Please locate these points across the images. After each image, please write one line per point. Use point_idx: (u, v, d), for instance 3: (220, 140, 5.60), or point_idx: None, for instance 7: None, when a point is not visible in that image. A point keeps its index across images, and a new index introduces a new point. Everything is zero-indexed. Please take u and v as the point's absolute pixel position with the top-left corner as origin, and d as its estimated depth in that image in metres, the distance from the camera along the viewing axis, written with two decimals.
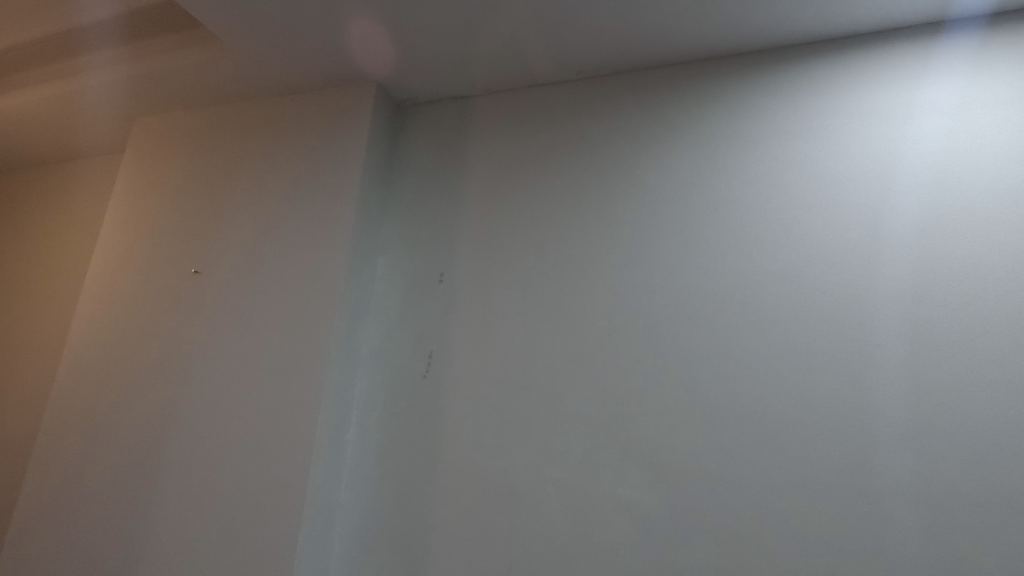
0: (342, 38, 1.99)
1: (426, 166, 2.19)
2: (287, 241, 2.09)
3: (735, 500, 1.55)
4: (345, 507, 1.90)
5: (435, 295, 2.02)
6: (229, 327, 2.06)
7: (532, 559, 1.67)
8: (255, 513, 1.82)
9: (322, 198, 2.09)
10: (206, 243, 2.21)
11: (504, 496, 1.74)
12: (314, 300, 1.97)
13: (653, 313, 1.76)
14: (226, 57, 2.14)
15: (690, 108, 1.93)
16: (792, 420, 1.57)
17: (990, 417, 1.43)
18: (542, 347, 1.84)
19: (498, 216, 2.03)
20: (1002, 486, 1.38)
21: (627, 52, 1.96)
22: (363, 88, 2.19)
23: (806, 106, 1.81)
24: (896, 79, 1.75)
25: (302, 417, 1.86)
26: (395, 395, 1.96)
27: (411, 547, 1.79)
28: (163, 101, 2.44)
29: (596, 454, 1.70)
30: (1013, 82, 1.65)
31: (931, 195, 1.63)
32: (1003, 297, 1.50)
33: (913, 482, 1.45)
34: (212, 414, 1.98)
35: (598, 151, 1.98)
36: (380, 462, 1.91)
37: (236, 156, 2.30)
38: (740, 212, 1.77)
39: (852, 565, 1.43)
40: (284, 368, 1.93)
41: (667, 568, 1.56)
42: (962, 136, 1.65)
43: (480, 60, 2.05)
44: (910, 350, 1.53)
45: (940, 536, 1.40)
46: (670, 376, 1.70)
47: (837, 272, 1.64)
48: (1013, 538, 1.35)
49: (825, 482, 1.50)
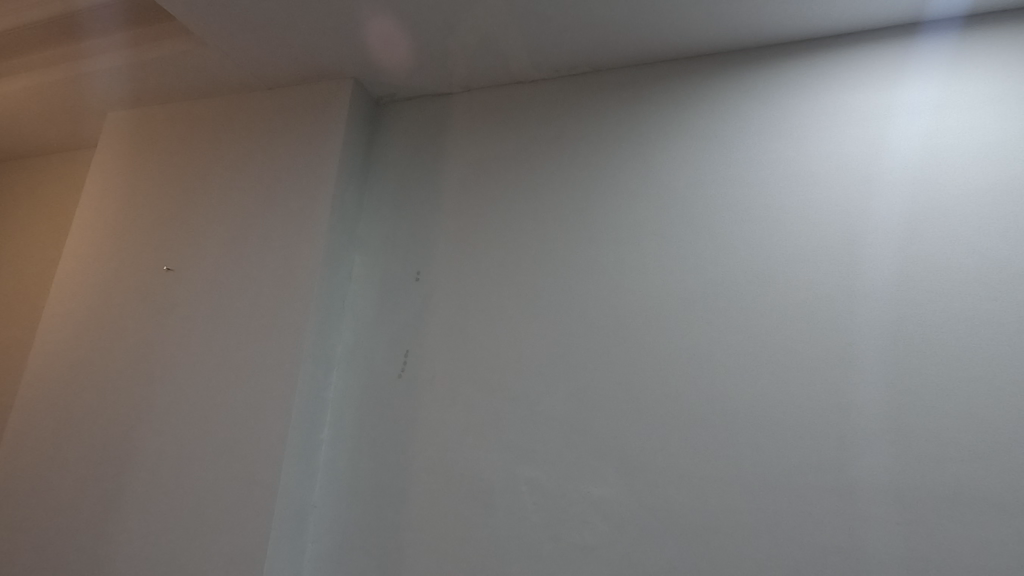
0: (318, 33, 1.96)
1: (404, 165, 2.17)
2: (262, 240, 2.06)
3: (706, 499, 1.56)
4: (319, 509, 1.88)
5: (412, 295, 2.00)
6: (199, 324, 2.04)
7: (506, 558, 1.66)
8: (229, 510, 1.79)
9: (298, 196, 2.06)
10: (178, 240, 2.18)
11: (479, 497, 1.73)
12: (288, 301, 1.94)
13: (629, 315, 1.75)
14: (196, 53, 2.11)
15: (669, 107, 1.92)
16: (771, 421, 1.56)
17: (960, 416, 1.44)
18: (519, 346, 1.83)
19: (478, 218, 2.01)
20: (977, 487, 1.39)
21: (604, 51, 1.94)
22: (340, 84, 2.16)
23: (789, 111, 1.80)
24: (873, 80, 1.75)
25: (275, 418, 1.83)
26: (371, 395, 1.94)
27: (386, 548, 1.77)
28: (132, 95, 2.39)
29: (570, 454, 1.69)
30: (987, 84, 1.66)
31: (908, 197, 1.63)
32: (974, 297, 1.51)
33: (882, 481, 1.46)
34: (183, 417, 1.95)
35: (577, 150, 1.97)
36: (348, 466, 1.89)
37: (211, 151, 2.27)
38: (719, 213, 1.77)
39: (822, 560, 1.44)
40: (259, 369, 1.90)
41: (641, 566, 1.56)
42: (940, 137, 1.65)
43: (459, 57, 2.02)
44: (885, 351, 1.54)
45: (908, 534, 1.41)
46: (645, 376, 1.69)
47: (814, 272, 1.64)
48: (979, 535, 1.37)
49: (803, 483, 1.50)
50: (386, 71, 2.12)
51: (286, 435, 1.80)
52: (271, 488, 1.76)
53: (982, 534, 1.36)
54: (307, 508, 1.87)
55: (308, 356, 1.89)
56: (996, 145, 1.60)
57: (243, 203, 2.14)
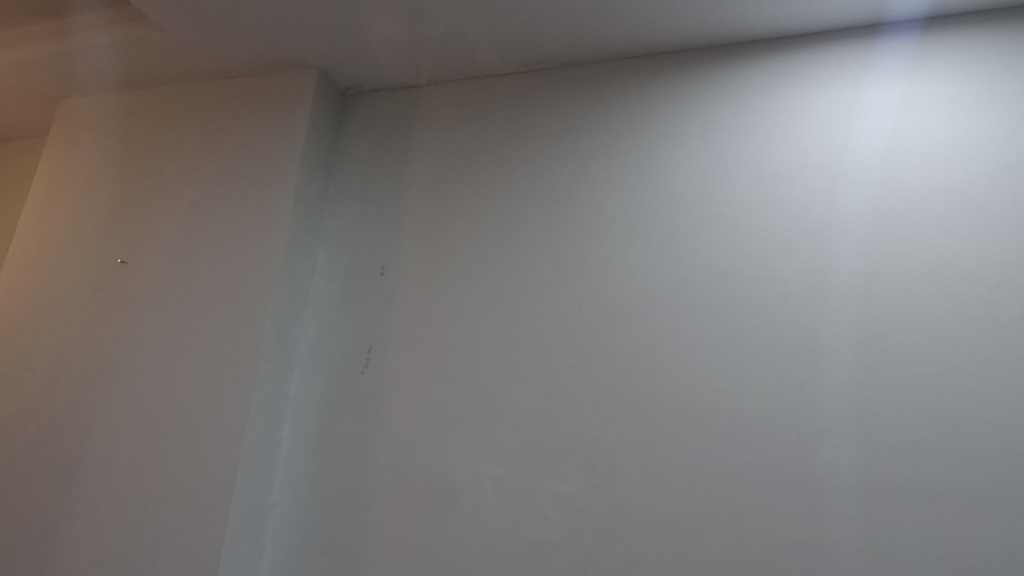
0: (280, 20, 1.91)
1: (372, 158, 2.13)
2: (221, 233, 2.00)
3: (668, 493, 1.56)
4: (278, 508, 1.84)
5: (377, 290, 1.96)
6: (156, 316, 1.97)
7: (468, 556, 1.64)
8: (183, 509, 1.74)
9: (260, 189, 2.00)
10: (135, 229, 2.11)
11: (441, 495, 1.71)
12: (248, 296, 1.89)
13: (594, 310, 1.75)
14: (153, 39, 2.04)
15: (636, 104, 1.92)
16: (732, 416, 1.57)
17: (913, 409, 1.47)
18: (484, 341, 1.81)
19: (446, 211, 1.98)
20: (930, 478, 1.42)
21: (569, 46, 1.94)
22: (304, 75, 2.11)
23: (755, 109, 1.81)
24: (838, 79, 1.77)
25: (233, 414, 1.78)
26: (333, 392, 1.90)
27: (346, 548, 1.73)
28: (87, 80, 2.30)
29: (533, 450, 1.68)
30: (946, 84, 1.69)
31: (872, 195, 1.65)
32: (930, 293, 1.54)
33: (839, 474, 1.48)
34: (137, 412, 1.89)
35: (544, 145, 1.95)
36: (309, 464, 1.85)
37: (170, 140, 2.20)
38: (686, 209, 1.77)
39: (778, 551, 1.46)
40: (216, 365, 1.85)
41: (602, 562, 1.55)
42: (902, 137, 1.68)
43: (425, 47, 1.99)
44: (844, 346, 1.55)
45: (863, 525, 1.43)
46: (609, 372, 1.69)
47: (779, 267, 1.65)
48: (929, 525, 1.40)
49: (762, 476, 1.52)
50: (351, 61, 2.08)
51: (244, 434, 1.75)
52: (228, 487, 1.72)
53: (932, 523, 1.40)
54: (266, 508, 1.82)
55: (268, 353, 1.84)
56: (954, 144, 1.63)
57: (202, 195, 2.08)
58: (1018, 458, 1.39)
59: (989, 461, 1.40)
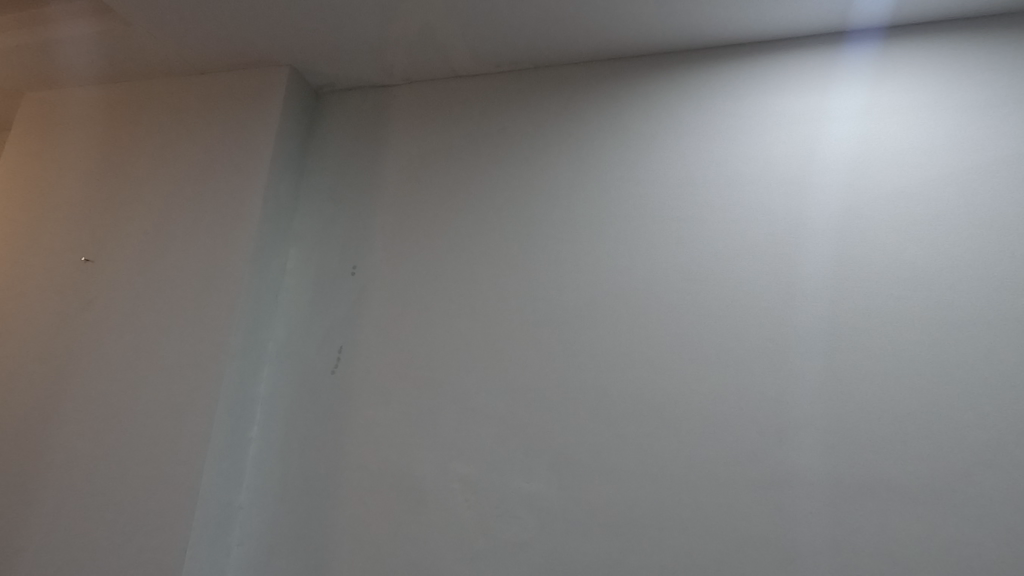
0: (249, 16, 1.89)
1: (344, 156, 2.12)
2: (189, 232, 1.97)
3: (634, 491, 1.58)
4: (245, 509, 1.82)
5: (348, 290, 1.95)
6: (121, 314, 1.94)
7: (436, 557, 1.64)
8: (146, 511, 1.71)
9: (229, 187, 1.98)
10: (101, 225, 2.07)
11: (410, 495, 1.70)
12: (215, 295, 1.87)
13: (565, 310, 1.76)
14: (119, 33, 2.01)
15: (608, 107, 1.94)
16: (697, 416, 1.60)
17: (870, 408, 1.51)
18: (454, 340, 1.81)
19: (418, 210, 1.98)
20: (885, 475, 1.46)
21: (540, 49, 1.95)
22: (275, 73, 2.09)
23: (723, 114, 1.84)
24: (805, 85, 1.81)
25: (198, 414, 1.76)
26: (302, 392, 1.88)
27: (314, 549, 1.72)
28: (50, 74, 2.24)
29: (502, 451, 1.69)
30: (908, 91, 1.73)
31: (837, 198, 1.69)
32: (889, 295, 1.58)
33: (799, 471, 1.51)
34: (99, 413, 1.85)
35: (515, 146, 1.96)
36: (276, 465, 1.83)
37: (139, 136, 2.16)
38: (656, 211, 1.79)
39: (738, 549, 1.49)
40: (182, 366, 1.82)
41: (568, 560, 1.57)
42: (867, 142, 1.72)
43: (397, 47, 1.99)
44: (805, 346, 1.59)
45: (822, 521, 1.47)
46: (578, 372, 1.70)
47: (745, 269, 1.68)
48: (883, 521, 1.44)
49: (725, 475, 1.54)
50: (322, 60, 2.07)
51: (209, 435, 1.73)
52: (191, 488, 1.69)
53: (885, 519, 1.44)
54: (232, 510, 1.80)
55: (236, 353, 1.82)
56: (915, 149, 1.68)
57: (170, 192, 2.05)
58: (969, 455, 1.43)
59: (940, 458, 1.44)
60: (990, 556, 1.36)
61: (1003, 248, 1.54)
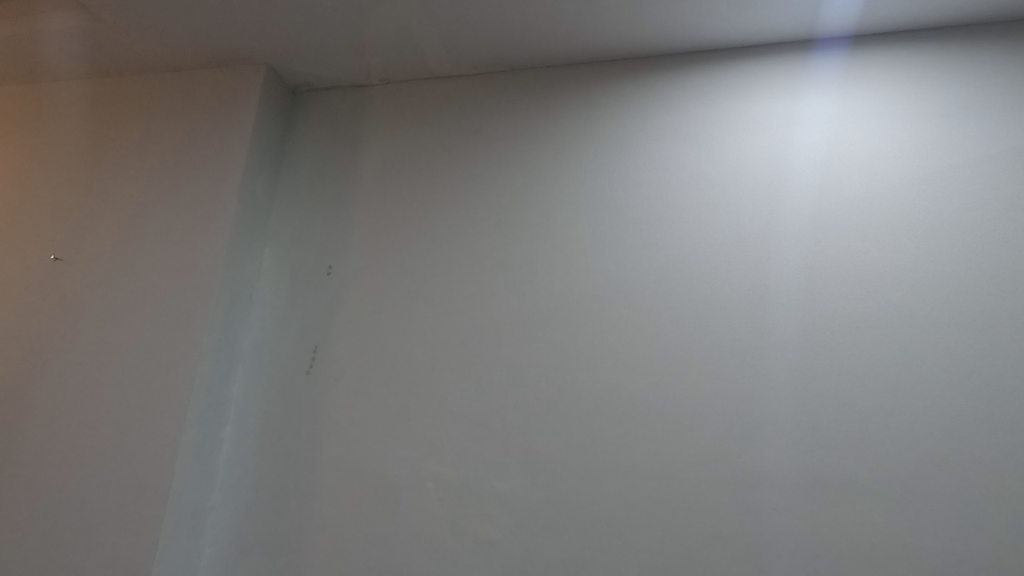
0: (223, 13, 1.88)
1: (321, 156, 2.12)
2: (161, 231, 1.95)
3: (606, 490, 1.61)
4: (217, 510, 1.81)
5: (323, 290, 1.95)
6: (91, 312, 1.92)
7: (409, 556, 1.65)
8: (114, 512, 1.70)
9: (203, 186, 1.97)
10: (70, 223, 2.04)
11: (384, 494, 1.71)
12: (187, 295, 1.86)
13: (539, 310, 1.78)
14: (90, 28, 1.98)
15: (583, 110, 1.96)
16: (667, 415, 1.63)
17: (832, 408, 1.56)
18: (429, 340, 1.82)
19: (395, 211, 1.98)
20: (846, 472, 1.51)
21: (516, 52, 1.97)
22: (251, 71, 2.08)
23: (697, 118, 1.87)
24: (776, 91, 1.85)
25: (169, 413, 1.75)
26: (276, 392, 1.88)
27: (286, 549, 1.72)
28: (20, 69, 2.20)
29: (475, 450, 1.70)
30: (875, 99, 1.78)
31: (806, 202, 1.73)
32: (854, 297, 1.62)
33: (764, 469, 1.55)
34: (66, 414, 1.83)
35: (492, 148, 1.98)
36: (249, 466, 1.82)
37: (111, 133, 2.14)
38: (630, 213, 1.82)
39: (706, 546, 1.52)
40: (153, 366, 1.81)
41: (540, 558, 1.59)
42: (835, 148, 1.76)
43: (374, 47, 1.99)
44: (773, 347, 1.63)
45: (787, 518, 1.50)
46: (552, 372, 1.72)
47: (716, 271, 1.71)
48: (844, 518, 1.48)
49: (694, 473, 1.58)
50: (298, 59, 2.06)
51: (180, 435, 1.72)
52: (161, 488, 1.68)
53: (846, 515, 1.48)
54: (204, 511, 1.79)
55: (208, 352, 1.81)
56: (880, 156, 1.73)
57: (141, 191, 2.03)
58: (925, 453, 1.48)
59: (898, 456, 1.49)
60: (945, 549, 1.41)
61: (960, 254, 1.60)
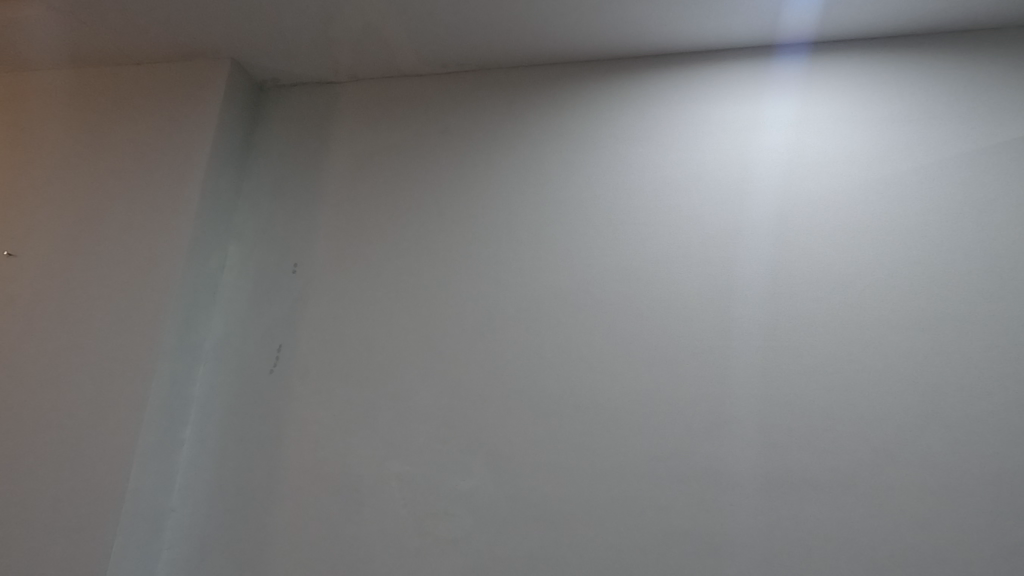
0: (186, 6, 1.85)
1: (288, 153, 2.09)
2: (121, 226, 1.92)
3: (568, 486, 1.62)
4: (177, 510, 1.77)
5: (289, 287, 1.93)
6: (45, 309, 1.87)
7: (371, 554, 1.64)
8: (68, 513, 1.66)
9: (165, 181, 1.93)
10: (24, 217, 1.99)
11: (346, 493, 1.70)
12: (146, 292, 1.82)
13: (506, 308, 1.79)
14: (48, 18, 1.93)
15: (550, 110, 1.97)
16: (629, 412, 1.65)
17: (788, 405, 1.59)
18: (395, 338, 1.81)
19: (362, 208, 1.97)
20: (800, 467, 1.55)
21: (484, 52, 1.98)
22: (216, 65, 2.05)
23: (662, 120, 1.90)
24: (741, 95, 1.89)
25: (127, 412, 1.71)
26: (238, 391, 1.85)
27: (247, 550, 1.70)
28: None
29: (439, 448, 1.70)
30: (834, 104, 1.83)
31: (766, 204, 1.77)
32: (810, 296, 1.67)
33: (722, 465, 1.58)
34: (17, 413, 1.78)
35: (460, 147, 1.98)
36: (210, 466, 1.80)
37: (69, 126, 2.09)
38: (596, 213, 1.83)
39: (665, 540, 1.54)
40: (110, 364, 1.77)
41: (502, 554, 1.59)
42: (796, 150, 1.81)
43: (341, 44, 1.98)
44: (732, 345, 1.66)
45: (743, 512, 1.54)
46: (516, 371, 1.73)
47: (679, 270, 1.74)
48: (797, 511, 1.52)
49: (655, 469, 1.60)
50: (265, 54, 2.04)
51: (138, 434, 1.69)
52: (117, 488, 1.65)
53: (800, 509, 1.52)
54: (163, 512, 1.76)
55: (167, 350, 1.78)
56: (838, 159, 1.77)
57: (99, 186, 1.98)
58: (874, 447, 1.53)
59: (849, 450, 1.54)
60: (891, 540, 1.46)
61: (912, 255, 1.65)
